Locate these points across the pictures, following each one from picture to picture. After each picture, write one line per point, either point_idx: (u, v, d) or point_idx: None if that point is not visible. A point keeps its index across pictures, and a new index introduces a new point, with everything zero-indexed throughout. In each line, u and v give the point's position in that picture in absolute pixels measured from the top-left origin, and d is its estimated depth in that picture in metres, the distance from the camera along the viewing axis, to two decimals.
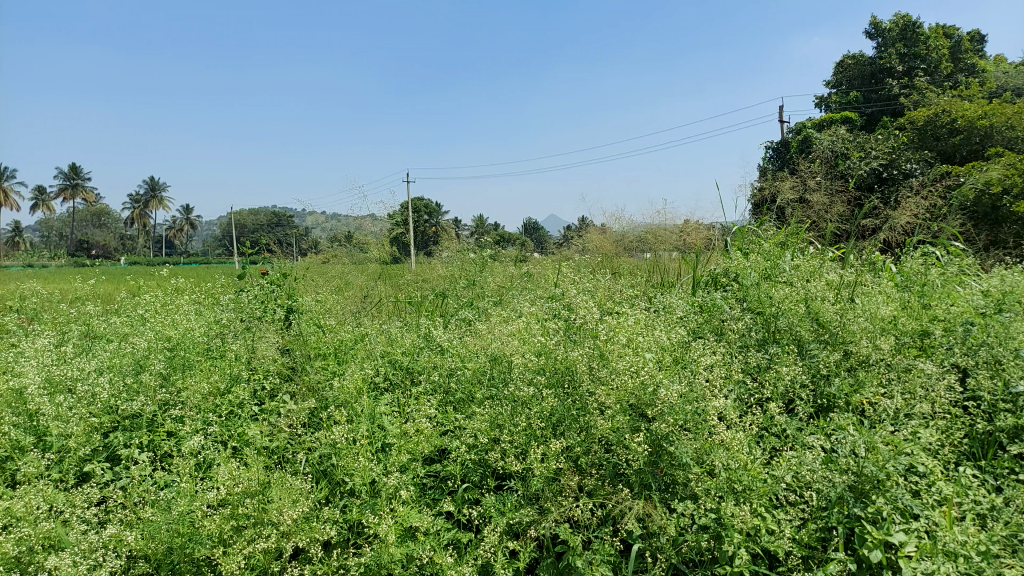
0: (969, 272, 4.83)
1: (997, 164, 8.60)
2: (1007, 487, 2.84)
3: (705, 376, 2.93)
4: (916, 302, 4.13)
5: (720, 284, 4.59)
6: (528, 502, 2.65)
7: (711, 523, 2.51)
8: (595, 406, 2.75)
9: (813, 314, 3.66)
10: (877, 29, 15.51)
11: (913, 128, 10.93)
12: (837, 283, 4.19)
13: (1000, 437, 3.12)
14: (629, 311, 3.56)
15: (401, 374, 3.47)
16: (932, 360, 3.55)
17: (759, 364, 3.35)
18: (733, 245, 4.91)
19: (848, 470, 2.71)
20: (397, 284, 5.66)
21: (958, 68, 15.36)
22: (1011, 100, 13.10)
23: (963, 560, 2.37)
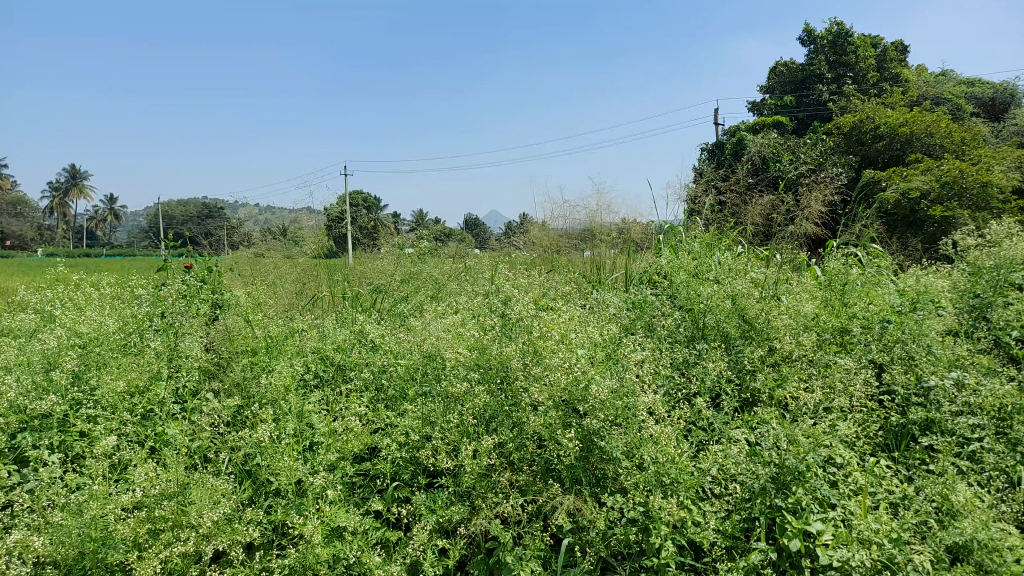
0: (887, 271, 5.07)
1: (916, 170, 9.01)
2: (917, 477, 2.99)
3: (636, 372, 2.97)
4: (837, 300, 4.30)
5: (654, 282, 4.67)
6: (459, 499, 2.65)
7: (640, 516, 2.56)
8: (528, 403, 2.76)
9: (740, 311, 3.76)
10: (809, 37, 16.04)
11: (840, 133, 11.38)
12: (765, 281, 4.33)
13: (913, 430, 3.29)
14: (564, 307, 3.58)
15: (332, 371, 3.39)
16: (851, 356, 3.71)
17: (687, 360, 3.44)
18: (668, 247, 5.00)
19: (771, 462, 2.79)
20: (331, 279, 5.54)
21: (884, 76, 15.98)
22: (929, 109, 13.79)
23: (876, 547, 2.49)
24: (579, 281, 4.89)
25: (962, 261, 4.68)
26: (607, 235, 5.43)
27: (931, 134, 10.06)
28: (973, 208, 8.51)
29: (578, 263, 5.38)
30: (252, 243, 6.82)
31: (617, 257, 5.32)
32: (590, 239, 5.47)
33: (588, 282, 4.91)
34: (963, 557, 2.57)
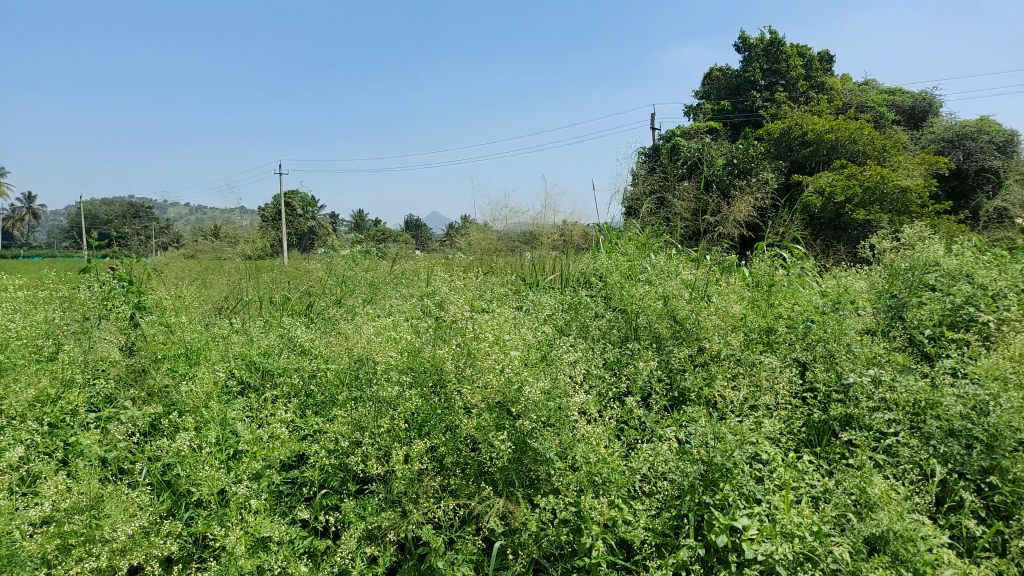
0: (811, 272, 5.25)
1: (840, 174, 9.39)
2: (837, 471, 3.11)
3: (568, 372, 2.99)
4: (764, 301, 4.43)
5: (590, 284, 4.72)
6: (390, 505, 2.61)
7: (572, 516, 2.57)
8: (461, 406, 2.72)
9: (671, 312, 3.83)
10: (742, 44, 16.51)
11: (770, 138, 11.76)
12: (695, 283, 4.43)
13: (834, 425, 3.42)
14: (498, 309, 3.57)
15: (260, 377, 3.30)
16: (777, 355, 3.84)
17: (619, 360, 3.48)
18: (605, 249, 5.06)
19: (699, 460, 2.85)
20: (264, 281, 5.40)
21: (812, 84, 16.59)
22: (854, 117, 14.39)
23: (798, 540, 2.58)
24: (516, 282, 4.90)
25: (880, 263, 4.90)
26: (548, 236, 5.46)
27: (855, 141, 10.51)
28: (892, 213, 8.93)
29: (518, 264, 5.39)
30: (182, 244, 6.60)
31: (556, 260, 5.34)
32: (531, 240, 5.48)
33: (526, 283, 4.92)
34: (880, 547, 2.69)
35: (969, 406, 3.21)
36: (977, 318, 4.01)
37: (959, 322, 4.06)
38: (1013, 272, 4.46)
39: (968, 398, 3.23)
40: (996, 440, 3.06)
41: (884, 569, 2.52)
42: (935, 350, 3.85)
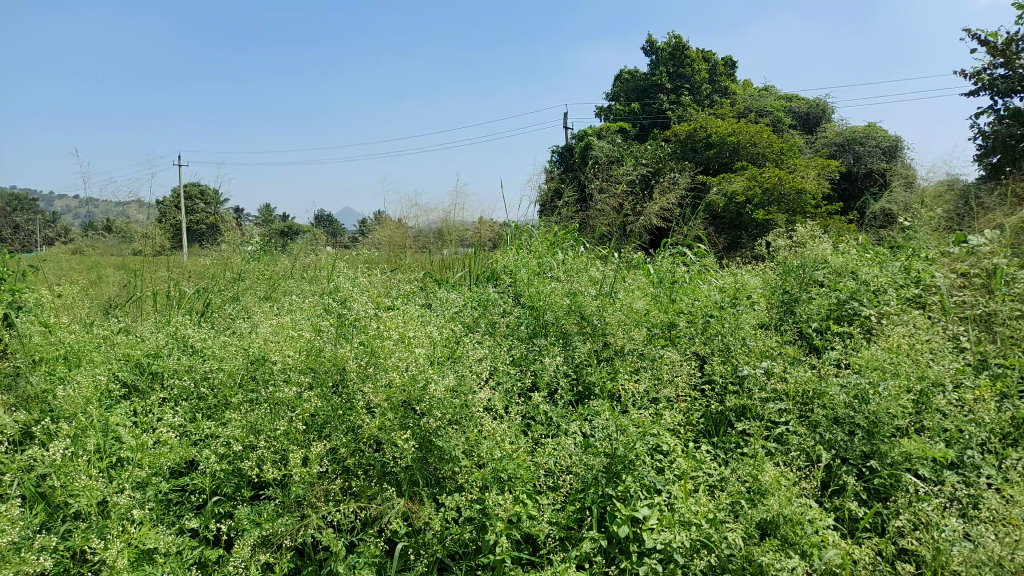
0: (711, 269, 5.46)
1: (742, 175, 9.79)
2: (732, 460, 3.23)
3: (473, 369, 2.96)
4: (666, 297, 4.57)
5: (499, 281, 4.72)
6: (287, 510, 2.52)
7: (476, 514, 2.57)
8: (363, 406, 2.66)
9: (578, 308, 3.88)
10: (650, 47, 16.97)
11: (676, 140, 12.13)
12: (602, 279, 4.51)
13: (730, 416, 3.56)
14: (404, 306, 3.51)
15: (148, 380, 3.13)
16: (678, 349, 3.97)
17: (526, 356, 3.50)
18: (514, 246, 5.08)
19: (602, 453, 2.91)
20: (158, 279, 5.13)
21: (716, 89, 17.25)
22: (753, 121, 15.06)
23: (695, 528, 2.67)
24: (424, 279, 4.83)
25: (774, 260, 5.14)
26: (459, 234, 5.40)
27: (754, 144, 11.01)
28: (788, 213, 9.42)
29: (425, 259, 5.26)
30: (70, 239, 6.17)
31: (466, 258, 5.30)
32: (441, 239, 5.41)
33: (434, 279, 4.87)
34: (771, 532, 2.82)
35: (853, 394, 3.41)
36: (859, 312, 4.27)
37: (844, 316, 4.33)
38: (891, 269, 4.78)
39: (851, 387, 3.43)
40: (875, 426, 3.27)
41: (774, 551, 2.64)
42: (822, 342, 4.08)
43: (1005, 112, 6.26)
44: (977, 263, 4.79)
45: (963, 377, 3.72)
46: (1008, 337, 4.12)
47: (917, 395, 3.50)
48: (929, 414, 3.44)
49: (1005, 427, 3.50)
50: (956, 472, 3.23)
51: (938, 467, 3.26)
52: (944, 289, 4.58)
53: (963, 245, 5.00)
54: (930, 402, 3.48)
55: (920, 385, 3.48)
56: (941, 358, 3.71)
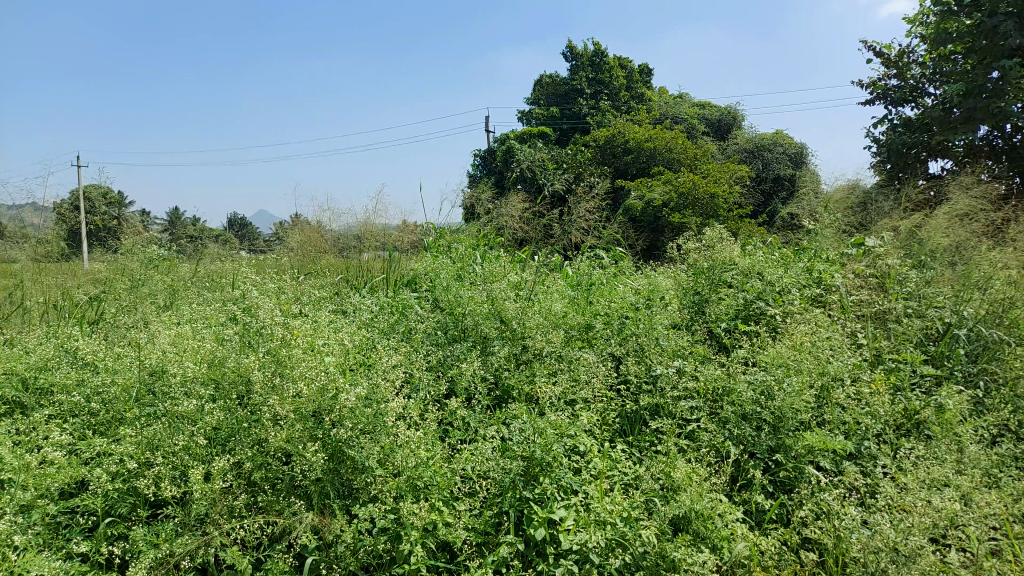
0: (628, 272, 5.57)
1: (659, 180, 10.06)
2: (646, 458, 3.29)
3: (387, 376, 2.90)
4: (583, 300, 4.62)
5: (417, 286, 4.66)
6: (188, 528, 2.40)
7: (390, 524, 2.52)
8: (269, 417, 2.56)
9: (496, 312, 3.84)
10: (569, 53, 17.21)
11: (595, 145, 12.33)
12: (521, 283, 4.50)
13: (644, 415, 3.62)
14: (314, 313, 3.40)
15: (34, 396, 2.92)
16: (595, 350, 4.01)
17: (443, 362, 3.45)
18: (432, 250, 5.03)
19: (519, 456, 2.90)
20: (51, 287, 4.81)
21: (632, 96, 17.67)
22: (669, 127, 15.50)
23: (610, 527, 2.70)
24: (339, 284, 4.71)
25: (686, 262, 5.28)
26: (378, 239, 5.28)
27: (670, 150, 11.33)
28: (702, 217, 9.73)
29: (344, 262, 5.09)
30: None
31: (384, 262, 5.19)
32: (358, 241, 5.24)
33: (349, 285, 4.75)
34: (683, 527, 2.90)
35: (759, 390, 3.53)
36: (766, 312, 4.45)
37: (751, 316, 4.51)
38: (796, 271, 4.99)
39: (758, 384, 3.56)
40: (780, 421, 3.41)
41: (686, 547, 2.71)
42: (731, 341, 4.22)
43: (897, 122, 6.68)
44: (873, 264, 5.07)
45: (861, 372, 3.92)
46: (901, 333, 4.38)
47: (819, 390, 3.66)
48: (829, 408, 3.61)
49: (898, 418, 3.71)
50: (855, 463, 3.41)
51: (839, 458, 3.42)
52: (844, 289, 4.82)
53: (860, 247, 5.28)
54: (831, 396, 3.65)
55: (821, 381, 3.65)
56: (839, 354, 3.90)
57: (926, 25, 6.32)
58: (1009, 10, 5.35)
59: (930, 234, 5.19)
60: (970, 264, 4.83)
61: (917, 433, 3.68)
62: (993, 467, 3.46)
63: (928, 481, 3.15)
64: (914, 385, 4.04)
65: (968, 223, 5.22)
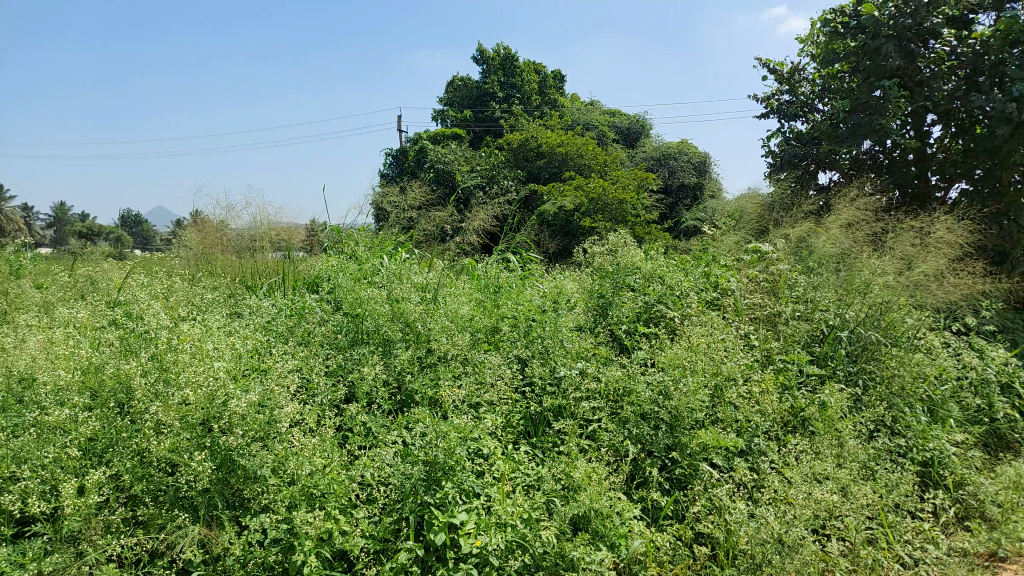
0: (536, 274, 5.62)
1: (569, 185, 10.24)
2: (549, 459, 3.32)
3: (282, 381, 2.80)
4: (491, 302, 4.62)
5: (319, 286, 4.52)
6: (58, 546, 2.24)
7: (282, 534, 2.46)
8: (151, 427, 2.42)
9: (400, 315, 3.74)
10: (482, 56, 17.24)
11: (509, 148, 12.38)
12: (427, 284, 4.44)
13: (548, 415, 3.63)
14: (205, 317, 3.25)
15: None
16: (501, 352, 3.99)
17: (344, 366, 3.37)
18: (333, 250, 4.91)
19: (421, 461, 2.82)
20: None
21: (545, 100, 17.91)
22: (581, 133, 15.80)
23: (511, 529, 2.71)
24: (234, 285, 4.52)
25: (593, 265, 5.38)
26: (276, 238, 5.10)
27: (581, 156, 11.56)
28: (612, 222, 9.95)
29: (239, 262, 4.87)
30: None
31: (282, 261, 5.01)
32: (256, 240, 5.02)
33: (245, 286, 4.57)
34: (582, 526, 2.96)
35: (657, 389, 3.64)
36: (665, 314, 4.62)
37: (651, 318, 4.65)
38: (694, 276, 5.16)
39: (656, 384, 3.68)
40: (677, 420, 3.52)
41: (585, 545, 2.80)
42: (632, 343, 4.34)
43: (790, 135, 7.01)
44: (766, 269, 5.31)
45: (752, 372, 4.11)
46: (790, 335, 4.63)
47: (713, 390, 3.81)
48: (722, 407, 3.76)
49: (785, 415, 3.92)
50: (745, 459, 3.57)
51: (730, 455, 3.58)
52: (738, 293, 5.01)
53: (755, 253, 5.53)
54: (724, 396, 3.80)
55: (715, 380, 3.80)
56: (733, 355, 4.07)
57: (817, 43, 6.70)
58: (890, 33, 5.86)
59: (818, 240, 5.49)
60: (853, 270, 5.12)
61: (802, 430, 3.90)
62: (870, 460, 3.71)
63: (812, 474, 3.33)
64: (801, 384, 4.28)
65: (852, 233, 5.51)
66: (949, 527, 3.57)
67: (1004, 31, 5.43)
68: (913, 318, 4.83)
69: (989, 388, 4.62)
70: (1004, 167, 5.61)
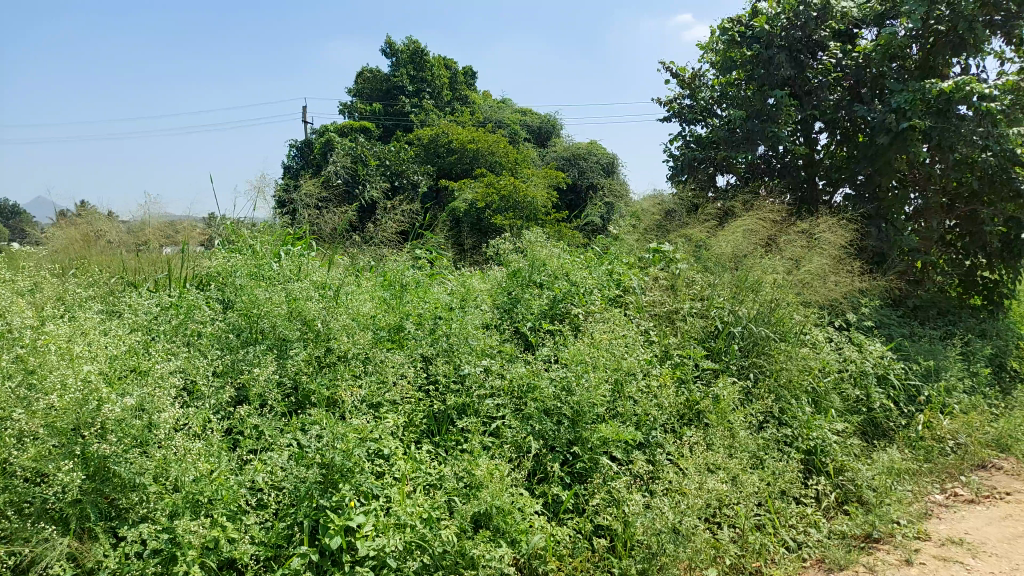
0: (443, 271, 5.56)
1: (479, 182, 10.22)
2: (451, 457, 3.28)
3: (163, 384, 2.64)
4: (395, 298, 4.51)
5: (210, 283, 4.30)
6: None
7: (163, 545, 2.31)
8: (13, 435, 2.23)
9: (297, 314, 3.60)
10: (393, 49, 17.00)
11: (419, 143, 12.23)
12: (328, 282, 4.30)
13: (452, 414, 3.57)
14: (77, 315, 3.03)
15: None
16: (404, 349, 3.90)
17: (235, 366, 3.22)
18: (227, 245, 4.69)
19: (316, 463, 2.72)
20: None
21: (456, 96, 17.84)
22: (492, 130, 15.83)
23: (410, 529, 2.67)
24: (117, 281, 4.24)
25: (499, 262, 5.38)
26: (164, 233, 4.83)
27: (491, 153, 11.56)
28: (523, 219, 10.00)
29: (126, 259, 4.63)
30: None
31: (172, 257, 4.75)
32: (141, 232, 4.78)
33: (129, 283, 4.31)
34: (483, 523, 2.95)
35: (560, 385, 3.67)
36: (570, 311, 4.69)
37: (557, 315, 4.69)
38: (598, 274, 5.25)
39: (558, 380, 3.69)
40: (578, 415, 3.56)
41: (485, 543, 2.80)
42: (537, 340, 4.36)
43: (691, 138, 7.24)
44: (666, 267, 5.46)
45: (651, 367, 4.22)
46: (688, 331, 4.78)
47: (613, 384, 3.87)
48: (622, 401, 3.82)
49: (681, 408, 4.04)
50: (644, 452, 3.67)
51: (629, 448, 3.67)
52: (640, 290, 5.12)
53: (656, 253, 5.68)
54: (624, 390, 3.88)
55: (615, 375, 3.86)
56: (632, 351, 4.16)
57: (715, 51, 6.96)
58: (782, 44, 6.15)
59: (715, 240, 5.71)
60: (747, 269, 5.35)
61: (697, 422, 4.04)
62: (760, 450, 3.88)
63: (705, 464, 3.45)
64: (697, 378, 4.43)
65: (748, 236, 5.69)
66: (830, 511, 3.80)
67: (884, 46, 5.84)
68: (800, 315, 5.10)
69: (867, 379, 4.93)
70: (882, 173, 6.01)
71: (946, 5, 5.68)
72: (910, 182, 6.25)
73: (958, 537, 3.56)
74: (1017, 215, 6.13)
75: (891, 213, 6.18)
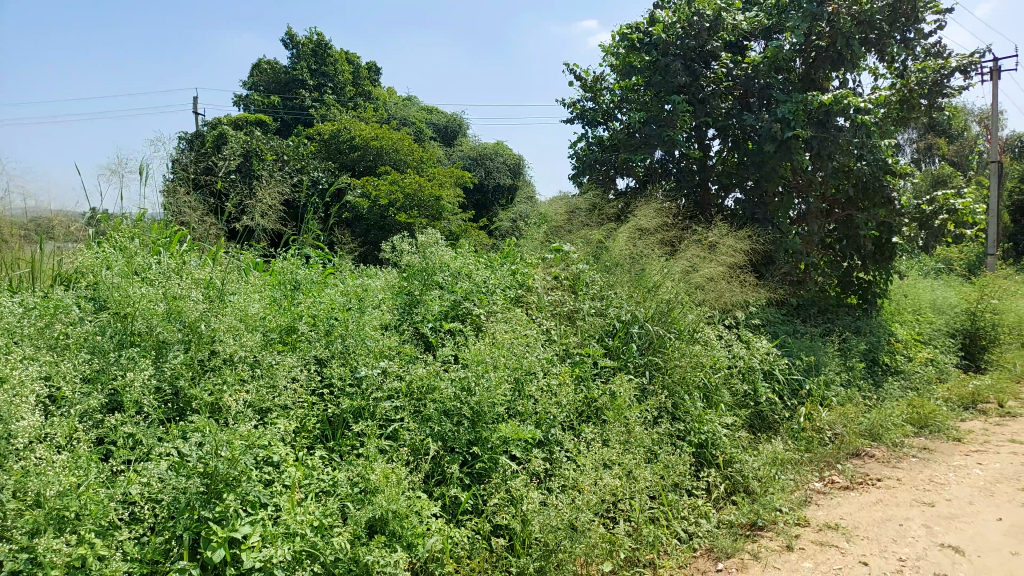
0: (341, 270, 5.40)
1: (381, 180, 10.03)
2: (346, 461, 3.18)
3: (21, 392, 2.42)
4: (288, 299, 4.33)
5: (82, 282, 3.98)
6: None
7: (22, 566, 2.10)
8: None
9: (177, 314, 3.39)
10: (293, 41, 16.50)
11: (320, 139, 11.87)
12: (215, 281, 4.07)
13: (347, 417, 3.45)
14: None
15: None
16: (297, 351, 3.74)
17: (108, 372, 3.00)
18: (101, 241, 4.37)
19: (197, 473, 2.54)
20: None
21: (360, 92, 17.50)
22: (397, 128, 15.60)
23: (300, 539, 2.55)
24: None
25: (398, 262, 5.27)
26: (25, 230, 4.45)
27: (395, 150, 11.38)
28: (427, 218, 9.91)
29: None
30: None
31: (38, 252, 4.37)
32: None
33: None
34: (378, 528, 2.87)
35: (460, 386, 3.63)
36: (471, 311, 4.67)
37: (458, 315, 4.66)
38: (500, 273, 5.24)
39: (458, 381, 3.64)
40: (478, 415, 3.55)
41: (380, 548, 2.73)
42: (437, 341, 4.31)
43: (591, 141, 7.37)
44: (567, 267, 5.52)
45: (551, 365, 4.25)
46: (587, 330, 4.85)
47: (514, 384, 3.87)
48: (522, 400, 3.83)
49: (580, 405, 4.10)
50: (543, 450, 3.69)
51: (529, 446, 3.69)
52: (542, 290, 5.16)
53: (557, 253, 5.73)
54: (525, 389, 3.89)
55: (516, 375, 3.87)
56: (532, 350, 4.17)
57: (615, 56, 7.13)
58: (678, 52, 6.37)
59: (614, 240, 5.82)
60: (644, 269, 5.50)
61: (595, 419, 4.11)
62: (654, 444, 4.00)
63: (602, 460, 3.51)
64: (596, 375, 4.50)
65: (645, 238, 5.85)
66: (720, 502, 3.95)
67: (771, 58, 6.13)
68: (694, 313, 5.28)
69: (754, 374, 5.17)
70: (769, 179, 6.33)
71: (828, 21, 6.00)
72: (794, 187, 6.61)
73: (834, 521, 3.79)
74: (887, 219, 6.60)
75: (776, 216, 6.50)
